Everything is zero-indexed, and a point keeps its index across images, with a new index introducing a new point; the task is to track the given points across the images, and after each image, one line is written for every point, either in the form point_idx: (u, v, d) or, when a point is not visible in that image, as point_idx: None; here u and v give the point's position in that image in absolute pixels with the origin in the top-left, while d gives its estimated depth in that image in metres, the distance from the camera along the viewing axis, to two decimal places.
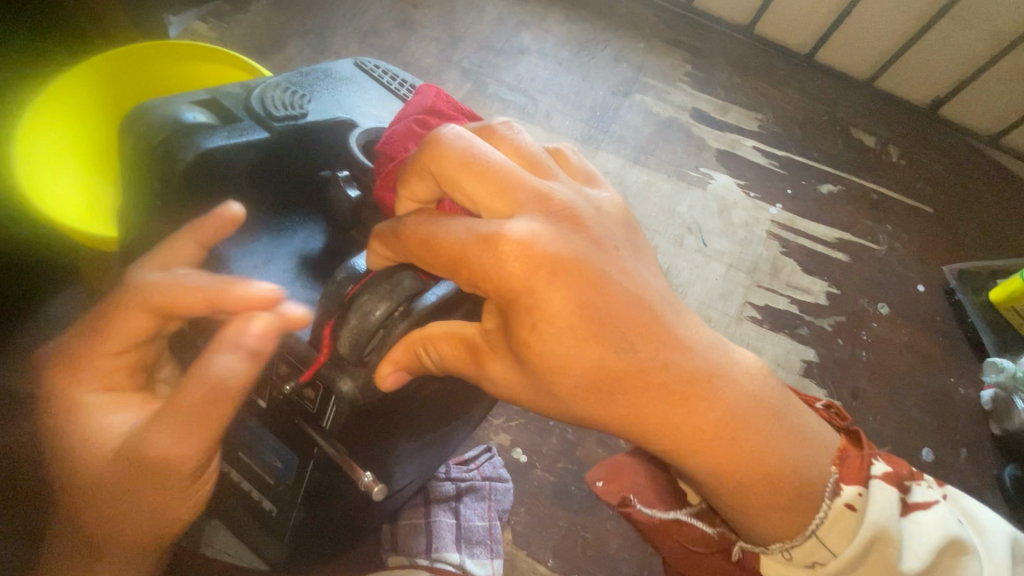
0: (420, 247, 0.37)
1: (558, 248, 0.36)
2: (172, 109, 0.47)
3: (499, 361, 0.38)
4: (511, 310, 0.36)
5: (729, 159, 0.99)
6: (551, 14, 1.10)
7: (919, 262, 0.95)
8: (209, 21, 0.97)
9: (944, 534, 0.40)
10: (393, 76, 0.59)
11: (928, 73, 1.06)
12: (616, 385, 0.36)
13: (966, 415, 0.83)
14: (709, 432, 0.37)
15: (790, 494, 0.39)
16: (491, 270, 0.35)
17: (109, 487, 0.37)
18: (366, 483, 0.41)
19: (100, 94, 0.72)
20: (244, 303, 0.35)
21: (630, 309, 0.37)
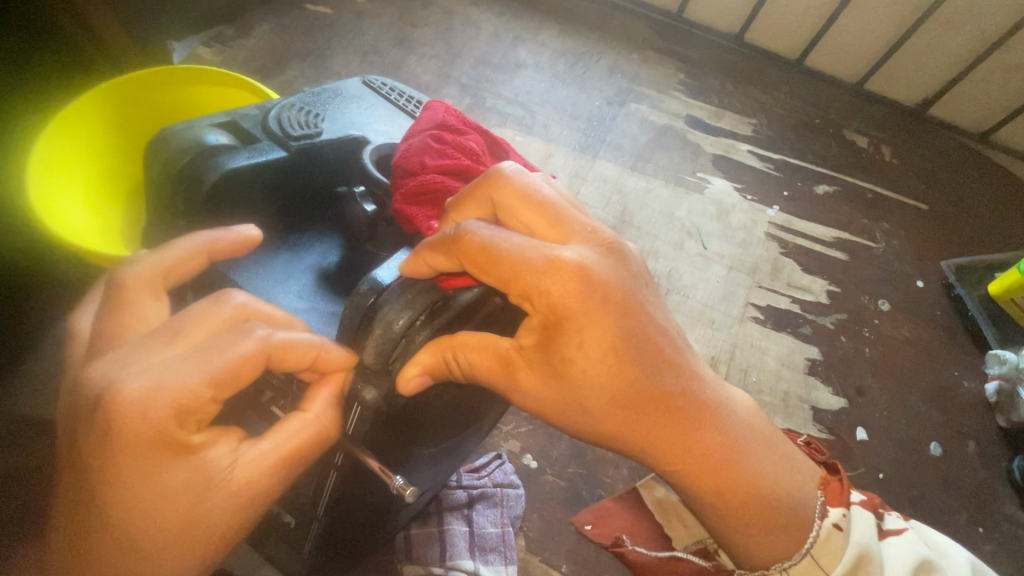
0: (474, 255, 0.37)
1: (607, 274, 0.38)
2: (195, 132, 0.48)
3: (535, 376, 0.38)
4: (555, 326, 0.37)
5: (725, 164, 1.01)
6: (545, 29, 1.13)
7: (917, 258, 0.96)
8: (213, 46, 0.99)
9: (916, 556, 0.43)
10: (399, 92, 0.61)
11: (915, 74, 1.09)
12: (643, 407, 0.38)
13: (971, 407, 0.83)
14: (718, 456, 0.40)
15: (787, 513, 0.42)
16: (548, 288, 0.36)
17: (184, 492, 0.34)
18: (399, 487, 0.39)
19: (110, 119, 0.74)
20: (334, 363, 0.37)
21: (661, 339, 0.39)
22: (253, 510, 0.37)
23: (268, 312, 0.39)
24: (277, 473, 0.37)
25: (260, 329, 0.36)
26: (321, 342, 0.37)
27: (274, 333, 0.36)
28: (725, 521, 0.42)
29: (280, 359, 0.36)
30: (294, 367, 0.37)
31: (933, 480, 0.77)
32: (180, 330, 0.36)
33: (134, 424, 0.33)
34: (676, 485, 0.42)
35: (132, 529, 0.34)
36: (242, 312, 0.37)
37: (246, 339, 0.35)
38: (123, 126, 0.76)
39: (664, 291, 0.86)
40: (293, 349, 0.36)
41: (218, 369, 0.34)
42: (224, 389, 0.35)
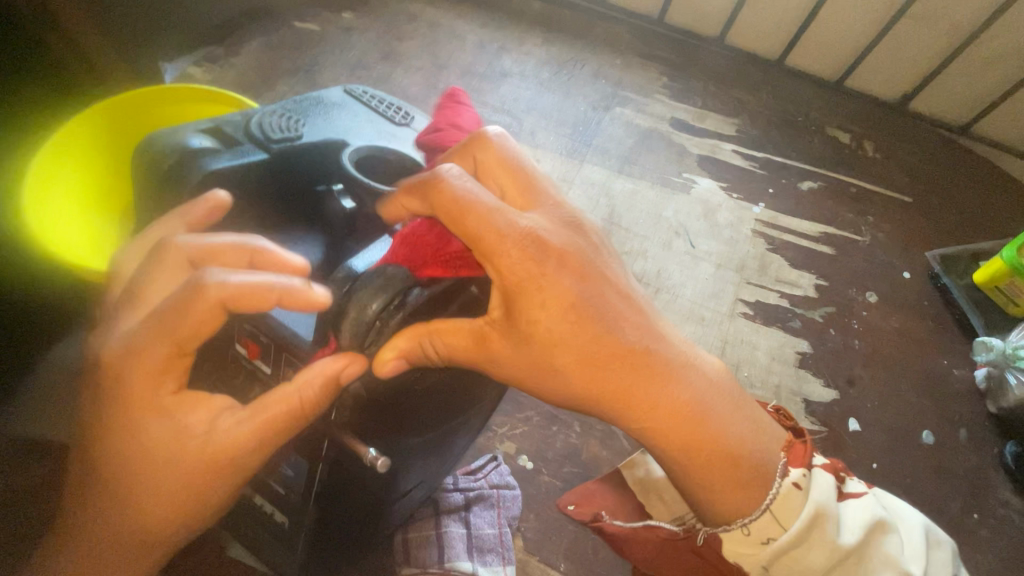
0: (448, 215, 0.38)
1: (565, 240, 0.41)
2: (179, 137, 0.50)
3: (502, 341, 0.40)
4: (521, 292, 0.39)
5: (710, 164, 1.03)
6: (529, 38, 1.15)
7: (903, 250, 0.97)
8: (204, 65, 1.01)
9: (870, 516, 0.46)
10: (379, 98, 0.61)
11: (894, 70, 1.11)
12: (608, 364, 0.41)
13: (962, 395, 0.84)
14: (682, 411, 0.43)
15: (749, 469, 0.45)
16: (509, 246, 0.38)
17: (166, 451, 0.38)
18: (371, 459, 0.41)
19: (99, 136, 0.76)
20: (300, 300, 0.37)
21: (618, 299, 0.42)
22: (226, 478, 0.40)
23: (225, 257, 0.41)
24: (250, 449, 0.39)
25: (212, 275, 0.36)
26: (280, 281, 0.37)
27: (222, 276, 0.36)
28: (691, 474, 0.45)
29: (235, 304, 0.36)
30: (257, 308, 0.37)
31: (926, 469, 0.78)
32: (146, 288, 0.40)
33: (132, 378, 0.37)
34: (643, 441, 0.45)
35: (125, 472, 0.39)
36: (200, 253, 0.41)
37: (193, 289, 0.36)
38: (116, 147, 0.78)
39: (654, 290, 0.87)
40: (251, 292, 0.36)
41: (178, 325, 0.36)
42: (187, 343, 0.37)
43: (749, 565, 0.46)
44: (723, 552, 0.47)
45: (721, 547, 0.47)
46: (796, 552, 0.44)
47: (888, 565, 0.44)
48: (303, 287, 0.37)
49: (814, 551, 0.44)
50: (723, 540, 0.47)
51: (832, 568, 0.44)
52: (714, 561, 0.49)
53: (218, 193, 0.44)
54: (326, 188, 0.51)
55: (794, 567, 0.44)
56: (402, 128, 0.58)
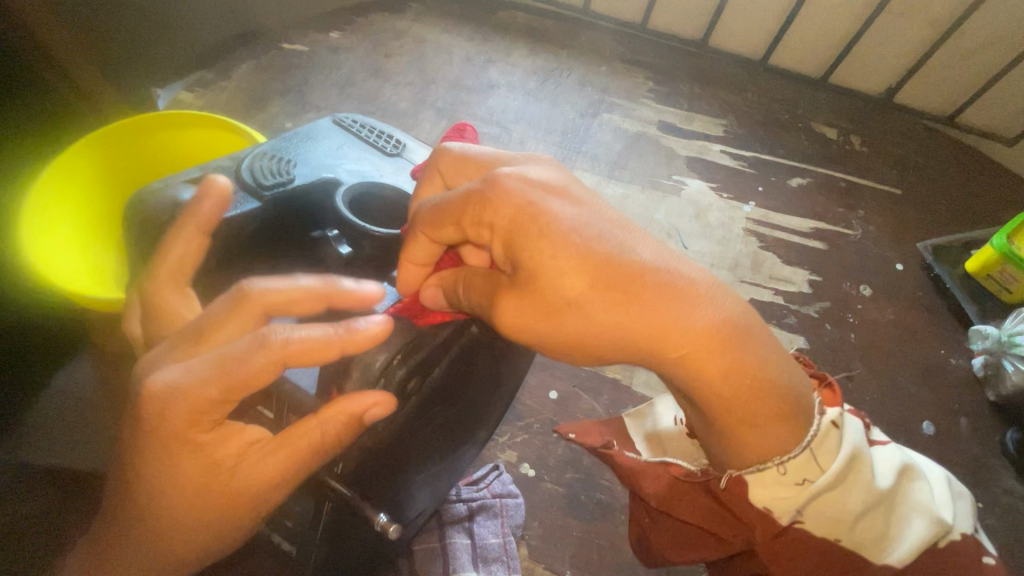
0: (426, 220, 0.44)
1: (549, 180, 0.45)
2: (171, 192, 0.50)
3: (510, 290, 0.42)
4: (518, 227, 0.42)
5: (699, 165, 1.04)
6: (516, 49, 1.17)
7: (895, 242, 0.98)
8: (195, 91, 1.00)
9: (900, 459, 0.48)
10: (368, 127, 0.61)
11: (877, 63, 1.14)
12: (625, 282, 0.40)
13: (959, 383, 0.84)
14: (711, 329, 0.41)
15: (781, 399, 0.43)
16: (492, 204, 0.43)
17: (190, 490, 0.39)
18: (383, 523, 0.43)
19: (99, 165, 0.77)
20: (365, 338, 0.38)
21: (619, 225, 0.43)
22: (247, 511, 0.41)
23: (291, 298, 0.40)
24: (276, 484, 0.41)
25: (278, 331, 0.37)
26: (344, 334, 0.38)
27: (288, 333, 0.38)
28: (735, 415, 0.43)
29: (294, 360, 0.38)
30: (322, 361, 0.38)
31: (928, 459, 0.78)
32: (208, 330, 0.39)
33: (174, 420, 0.37)
34: (688, 383, 0.43)
35: (145, 502, 0.39)
36: (273, 301, 0.39)
37: (258, 346, 0.37)
38: (112, 175, 0.79)
39: None
40: (319, 345, 0.38)
41: (234, 378, 0.37)
42: (237, 393, 0.37)
43: (780, 508, 0.45)
44: (750, 497, 0.46)
45: (745, 492, 0.46)
46: (831, 495, 0.44)
47: (918, 511, 0.46)
48: (363, 327, 0.38)
49: (847, 493, 0.44)
50: (750, 483, 0.45)
51: (865, 512, 0.45)
52: (733, 508, 0.48)
53: (221, 182, 0.45)
54: (320, 233, 0.50)
55: (828, 510, 0.44)
56: (394, 158, 0.59)
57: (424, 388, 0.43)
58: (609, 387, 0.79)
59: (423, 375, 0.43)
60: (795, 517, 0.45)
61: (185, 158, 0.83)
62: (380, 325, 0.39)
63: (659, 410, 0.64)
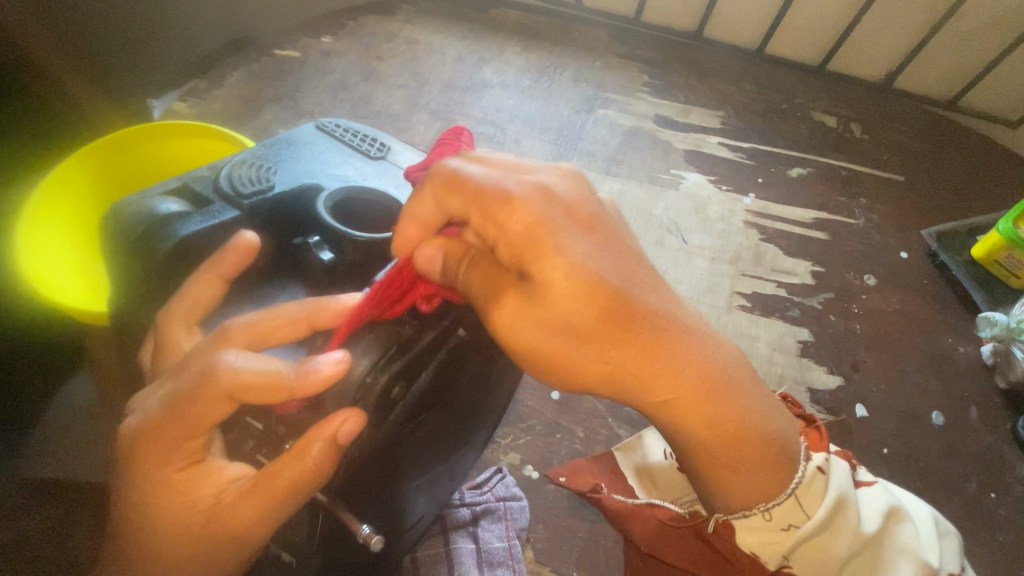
0: (443, 182, 0.43)
1: (574, 198, 0.43)
2: (148, 203, 0.50)
3: (510, 297, 0.41)
4: (533, 241, 0.40)
5: (697, 158, 1.02)
6: (509, 47, 1.16)
7: (899, 229, 0.97)
8: (189, 100, 0.99)
9: (887, 501, 0.50)
10: (352, 130, 0.60)
11: (876, 48, 1.12)
12: (628, 326, 0.41)
13: (968, 372, 0.83)
14: (701, 381, 0.43)
15: (758, 446, 0.46)
16: (514, 201, 0.41)
17: (182, 516, 0.41)
18: (366, 535, 0.43)
19: (96, 181, 0.78)
20: (314, 384, 0.36)
21: (637, 265, 0.43)
22: (230, 545, 0.41)
23: (269, 326, 0.41)
24: (259, 518, 0.40)
25: (229, 361, 0.38)
26: (295, 377, 0.37)
27: (238, 363, 0.38)
28: (713, 457, 0.46)
29: (241, 394, 0.38)
30: (268, 399, 0.38)
31: (937, 449, 0.76)
32: (188, 362, 0.40)
33: (156, 446, 0.39)
34: (662, 417, 0.45)
35: (140, 526, 0.41)
36: (252, 333, 0.41)
37: (213, 380, 0.38)
38: (106, 187, 0.79)
39: None
40: (265, 385, 0.37)
41: (196, 410, 0.38)
42: (200, 426, 0.39)
43: (766, 551, 0.49)
44: (737, 540, 0.50)
45: (733, 535, 0.50)
46: (817, 540, 0.48)
47: (904, 554, 0.48)
48: (315, 369, 0.37)
49: (831, 538, 0.48)
50: (737, 528, 0.49)
51: (851, 557, 0.48)
52: (726, 552, 0.51)
53: (247, 239, 0.46)
54: (303, 241, 0.50)
55: (815, 555, 0.48)
56: (378, 161, 0.57)
57: (410, 394, 0.41)
58: None
59: (408, 381, 0.41)
60: (781, 560, 0.49)
61: (181, 166, 0.82)
62: (334, 363, 0.37)
63: (647, 443, 0.68)
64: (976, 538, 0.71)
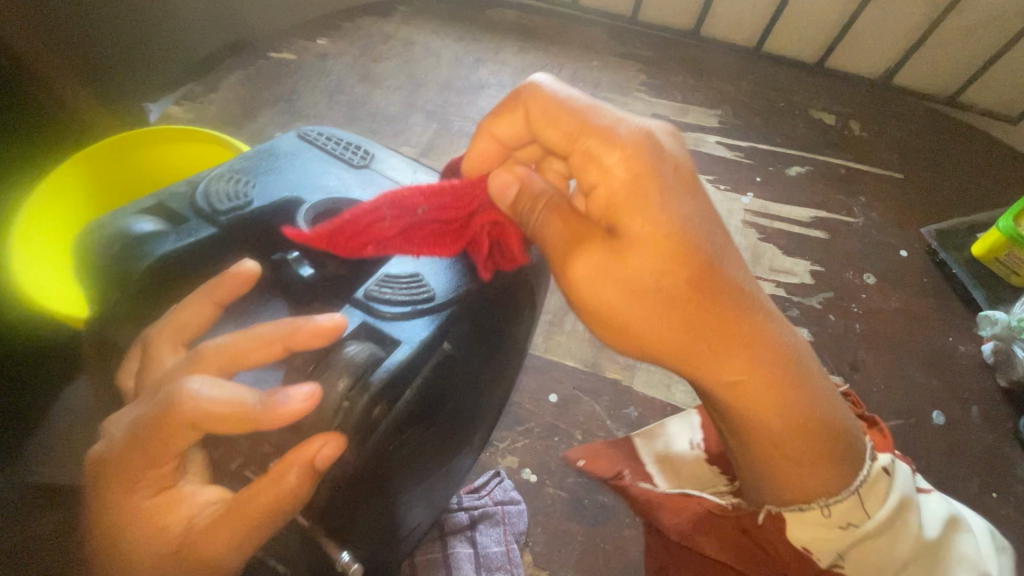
0: (542, 109, 0.42)
1: (680, 156, 0.40)
2: (123, 222, 0.49)
3: (593, 250, 0.39)
4: (634, 192, 0.38)
5: (695, 157, 1.02)
6: (505, 47, 1.15)
7: (898, 227, 0.96)
8: (183, 104, 1.00)
9: (947, 510, 0.49)
10: (335, 138, 0.59)
11: (874, 44, 1.11)
12: (713, 298, 0.38)
13: (969, 370, 0.82)
14: (777, 363, 0.41)
15: (826, 429, 0.44)
16: (611, 142, 0.39)
17: (153, 540, 0.39)
18: (345, 564, 0.43)
19: (90, 186, 0.77)
20: (282, 417, 0.36)
21: (725, 235, 0.40)
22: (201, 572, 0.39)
23: (239, 347, 0.39)
24: (233, 547, 0.38)
25: (195, 387, 0.36)
26: (263, 406, 0.36)
27: (201, 391, 0.36)
28: (775, 440, 0.44)
29: (203, 423, 0.36)
30: (234, 428, 0.37)
31: (939, 449, 0.76)
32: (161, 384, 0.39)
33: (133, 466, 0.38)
34: (728, 403, 0.42)
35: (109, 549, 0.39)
36: (221, 355, 0.39)
37: (182, 406, 0.36)
38: (103, 193, 0.79)
39: None
40: (230, 414, 0.36)
41: (166, 436, 0.37)
42: (173, 450, 0.38)
43: (819, 547, 0.47)
44: (789, 534, 0.48)
45: (784, 529, 0.48)
46: (875, 542, 0.46)
47: (966, 564, 0.46)
48: (283, 403, 0.36)
49: (889, 542, 0.46)
50: (790, 521, 0.48)
51: (909, 562, 0.47)
52: (769, 545, 0.51)
53: (248, 268, 0.45)
54: (281, 255, 0.50)
55: (872, 557, 0.47)
56: (361, 170, 0.57)
57: (392, 416, 0.42)
58: (609, 389, 0.78)
59: (391, 402, 0.42)
60: (834, 559, 0.48)
61: (178, 171, 0.83)
62: (306, 398, 0.37)
63: (671, 431, 0.67)
64: None
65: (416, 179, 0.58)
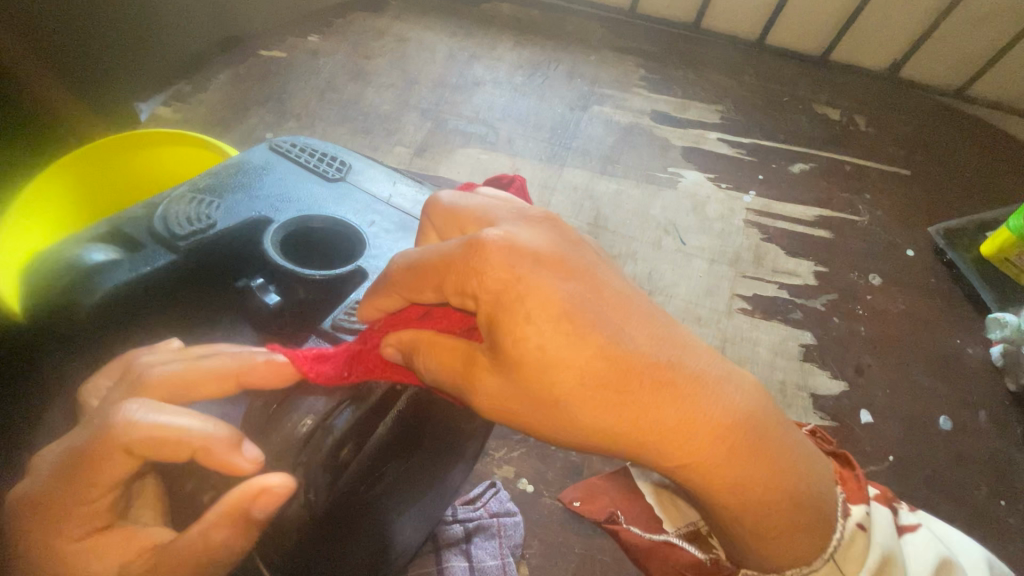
0: (401, 277, 0.40)
1: (542, 244, 0.38)
2: (77, 251, 0.47)
3: (484, 373, 0.37)
4: (502, 303, 0.36)
5: (696, 154, 0.99)
6: (500, 42, 1.12)
7: (905, 226, 0.94)
8: (173, 105, 0.98)
9: (935, 553, 0.45)
10: (310, 149, 0.57)
11: (881, 36, 1.08)
12: (629, 386, 0.35)
13: (977, 374, 0.80)
14: (728, 437, 0.36)
15: (812, 512, 0.40)
16: (477, 271, 0.36)
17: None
18: None
19: (75, 186, 0.74)
20: (221, 465, 0.36)
21: (624, 306, 0.37)
22: None
23: (201, 377, 0.39)
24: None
25: (139, 411, 0.36)
26: (204, 444, 0.37)
27: (148, 418, 0.36)
28: (744, 531, 0.39)
29: (142, 448, 0.36)
30: (166, 456, 0.36)
31: (947, 456, 0.74)
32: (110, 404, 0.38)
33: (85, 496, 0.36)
34: (699, 495, 0.39)
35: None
36: (176, 385, 0.39)
37: (126, 427, 0.36)
38: (86, 198, 0.76)
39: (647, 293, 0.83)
40: (168, 441, 0.36)
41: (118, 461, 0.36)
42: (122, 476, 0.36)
43: None
44: None
45: None
46: None
47: None
48: (228, 454, 0.37)
49: None
50: None
51: None
52: None
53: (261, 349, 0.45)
54: (246, 282, 0.48)
55: None
56: (337, 183, 0.55)
57: (360, 457, 0.41)
58: None
59: (357, 443, 0.41)
60: None
61: (170, 178, 0.81)
62: (253, 459, 0.37)
63: None
64: (988, 547, 0.69)
65: (395, 191, 0.56)
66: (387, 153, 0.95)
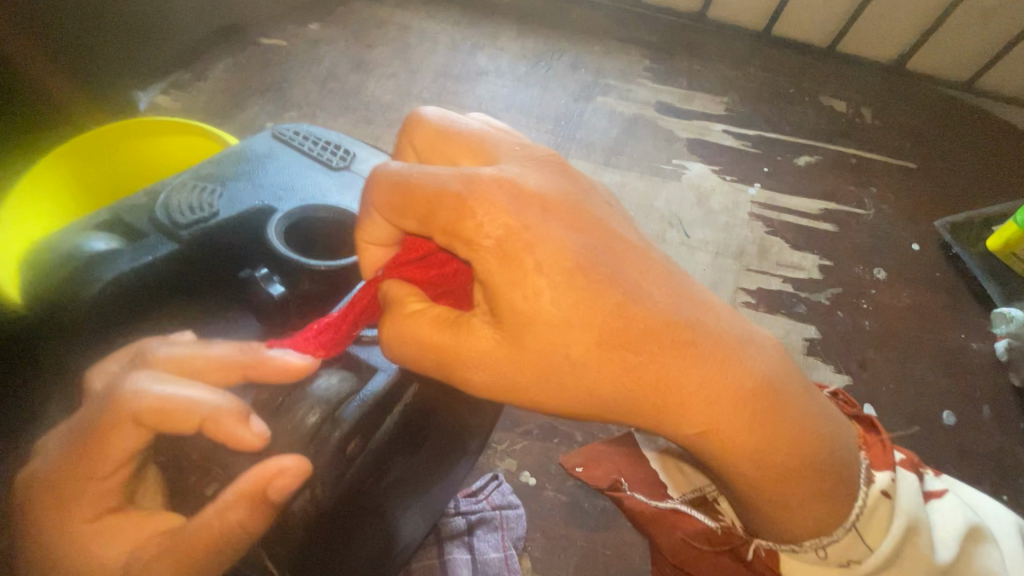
0: (387, 201, 0.38)
1: (546, 188, 0.38)
2: (79, 241, 0.48)
3: (483, 331, 0.37)
4: (506, 254, 0.35)
5: (700, 146, 0.98)
6: (504, 31, 1.11)
7: (910, 221, 0.93)
8: (170, 91, 0.99)
9: (965, 520, 0.45)
10: (312, 137, 0.57)
11: (889, 26, 1.07)
12: (637, 345, 0.35)
13: (981, 369, 0.80)
14: (746, 398, 0.36)
15: (832, 477, 0.40)
16: (473, 210, 0.36)
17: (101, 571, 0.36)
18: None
19: (71, 175, 0.73)
20: (231, 438, 0.37)
21: (633, 259, 0.37)
22: None
23: (208, 358, 0.40)
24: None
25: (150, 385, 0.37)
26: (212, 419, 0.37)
27: (157, 390, 0.37)
28: (761, 496, 0.39)
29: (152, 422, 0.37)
30: (178, 426, 0.37)
31: (951, 451, 0.74)
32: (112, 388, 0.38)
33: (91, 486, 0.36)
34: (718, 462, 0.38)
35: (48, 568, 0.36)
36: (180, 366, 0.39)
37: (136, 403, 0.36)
38: (83, 186, 0.74)
39: None
40: (178, 415, 0.37)
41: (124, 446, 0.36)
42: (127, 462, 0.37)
43: None
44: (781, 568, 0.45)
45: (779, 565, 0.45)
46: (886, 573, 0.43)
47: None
48: (235, 425, 0.37)
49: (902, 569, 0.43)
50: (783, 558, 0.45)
51: None
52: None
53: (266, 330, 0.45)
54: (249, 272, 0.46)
55: None
56: (341, 172, 0.54)
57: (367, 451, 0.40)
58: None
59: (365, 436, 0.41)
60: None
61: (167, 167, 0.80)
62: (260, 435, 0.38)
63: None
64: None
65: None
66: (389, 144, 0.94)
